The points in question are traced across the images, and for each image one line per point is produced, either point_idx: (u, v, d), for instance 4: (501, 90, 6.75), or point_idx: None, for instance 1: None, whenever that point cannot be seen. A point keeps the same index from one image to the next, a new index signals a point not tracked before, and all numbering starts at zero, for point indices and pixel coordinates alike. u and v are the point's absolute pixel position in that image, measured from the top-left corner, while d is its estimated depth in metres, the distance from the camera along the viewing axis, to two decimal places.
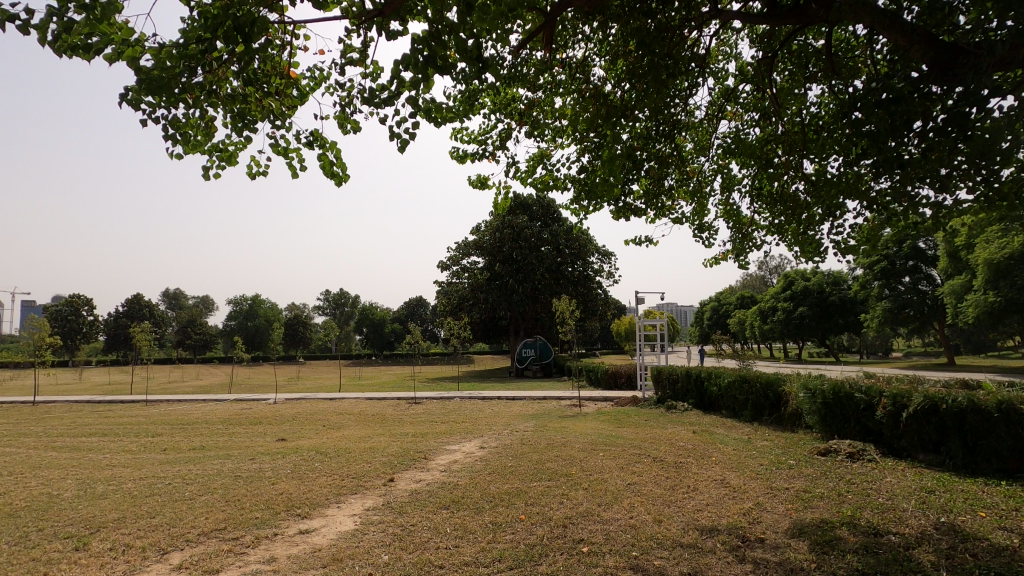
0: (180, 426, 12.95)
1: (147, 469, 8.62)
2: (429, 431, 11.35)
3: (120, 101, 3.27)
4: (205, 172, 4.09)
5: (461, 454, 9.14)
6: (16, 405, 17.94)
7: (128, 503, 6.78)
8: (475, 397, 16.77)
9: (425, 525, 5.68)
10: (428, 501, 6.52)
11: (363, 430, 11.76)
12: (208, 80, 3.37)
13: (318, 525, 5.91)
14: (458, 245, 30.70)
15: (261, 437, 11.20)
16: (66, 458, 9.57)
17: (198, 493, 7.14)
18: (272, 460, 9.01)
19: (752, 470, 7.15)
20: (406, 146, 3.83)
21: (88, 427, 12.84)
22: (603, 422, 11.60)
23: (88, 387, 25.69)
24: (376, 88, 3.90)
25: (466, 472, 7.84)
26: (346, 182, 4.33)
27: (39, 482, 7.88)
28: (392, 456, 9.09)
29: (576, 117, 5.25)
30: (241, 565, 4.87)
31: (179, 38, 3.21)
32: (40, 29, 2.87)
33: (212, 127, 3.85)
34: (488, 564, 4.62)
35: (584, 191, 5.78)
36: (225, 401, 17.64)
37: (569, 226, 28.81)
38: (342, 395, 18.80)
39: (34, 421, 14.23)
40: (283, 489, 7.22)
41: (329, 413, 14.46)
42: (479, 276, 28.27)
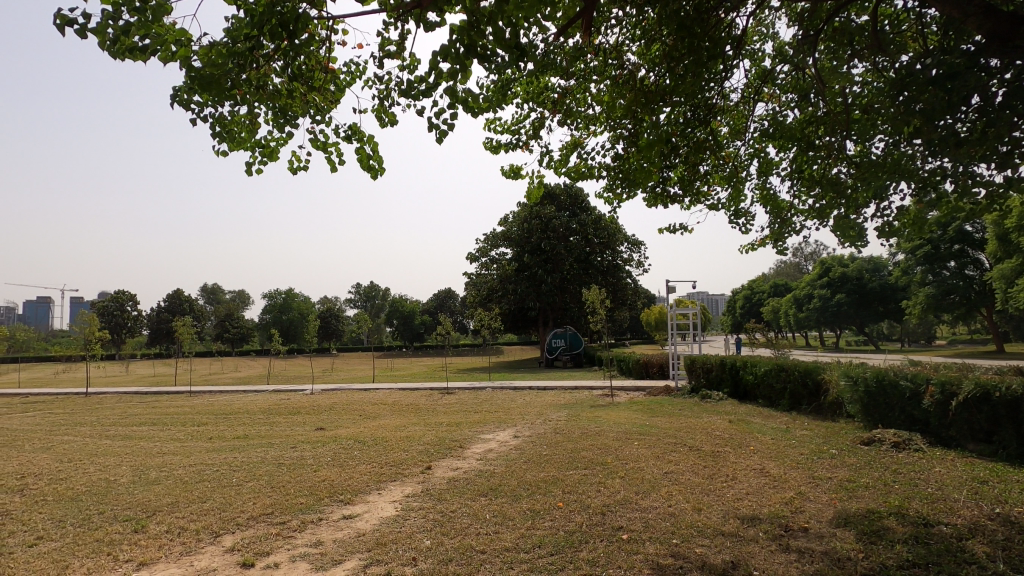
0: (224, 416, 13.41)
1: (195, 456, 8.97)
2: (463, 421, 11.46)
3: (171, 101, 3.40)
4: (248, 169, 4.16)
5: (496, 443, 9.22)
6: (71, 396, 18.88)
7: (180, 488, 7.08)
8: (506, 388, 16.88)
9: (464, 512, 5.77)
10: (466, 488, 6.63)
11: (399, 420, 11.97)
12: (253, 77, 3.44)
13: (360, 510, 6.06)
14: (486, 237, 30.81)
15: (301, 426, 11.50)
16: (121, 446, 10.04)
17: (245, 480, 7.40)
18: (313, 449, 9.26)
19: (792, 459, 7.03)
20: (444, 137, 3.84)
21: (139, 417, 13.41)
22: (636, 412, 11.53)
23: (136, 379, 26.86)
24: (413, 80, 3.90)
25: (502, 460, 7.92)
26: (382, 175, 4.35)
27: (97, 468, 8.30)
28: (428, 444, 9.22)
29: (611, 104, 5.17)
30: (290, 548, 5.05)
31: (227, 38, 3.29)
32: (97, 33, 2.97)
33: (254, 124, 3.91)
34: (528, 550, 4.68)
35: (618, 178, 5.70)
36: (264, 392, 18.19)
37: (597, 215, 28.59)
38: (376, 386, 19.16)
39: (88, 411, 14.92)
40: (324, 477, 7.42)
41: (365, 403, 14.77)
42: (507, 267, 28.30)
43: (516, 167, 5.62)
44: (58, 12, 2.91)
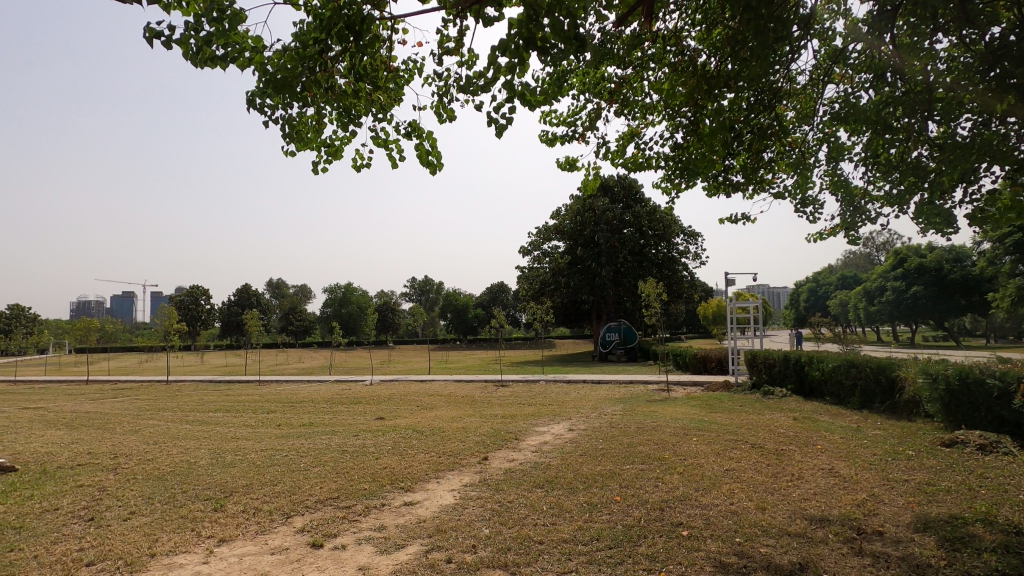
0: (291, 404, 14.07)
1: (266, 442, 9.47)
2: (518, 413, 11.56)
3: (246, 105, 3.58)
4: (315, 167, 4.29)
5: (551, 436, 9.24)
6: (154, 383, 20.33)
7: (253, 471, 7.51)
8: (560, 381, 16.88)
9: (521, 503, 5.84)
10: (523, 479, 6.70)
11: (455, 411, 12.22)
12: (321, 79, 3.58)
13: (420, 497, 6.25)
14: (538, 230, 30.78)
15: (362, 415, 11.94)
16: (199, 430, 10.75)
17: (312, 465, 7.77)
18: (374, 437, 9.60)
19: (864, 460, 6.69)
20: (503, 132, 3.82)
21: (214, 404, 14.29)
22: (694, 407, 11.27)
23: (210, 368, 28.62)
24: (472, 76, 3.92)
25: (558, 453, 7.94)
26: (441, 170, 4.35)
27: (179, 451, 8.93)
28: (484, 436, 9.36)
29: (670, 91, 5.03)
30: (355, 531, 5.26)
31: (299, 42, 3.44)
32: (182, 44, 3.17)
33: (321, 124, 4.05)
34: (586, 542, 4.68)
35: (677, 168, 5.55)
36: (326, 382, 18.96)
37: (652, 207, 27.98)
38: (432, 377, 19.57)
39: (169, 398, 16.03)
40: (386, 464, 7.67)
41: (422, 394, 15.14)
42: (560, 260, 28.18)
43: (572, 159, 5.57)
44: (147, 25, 3.10)
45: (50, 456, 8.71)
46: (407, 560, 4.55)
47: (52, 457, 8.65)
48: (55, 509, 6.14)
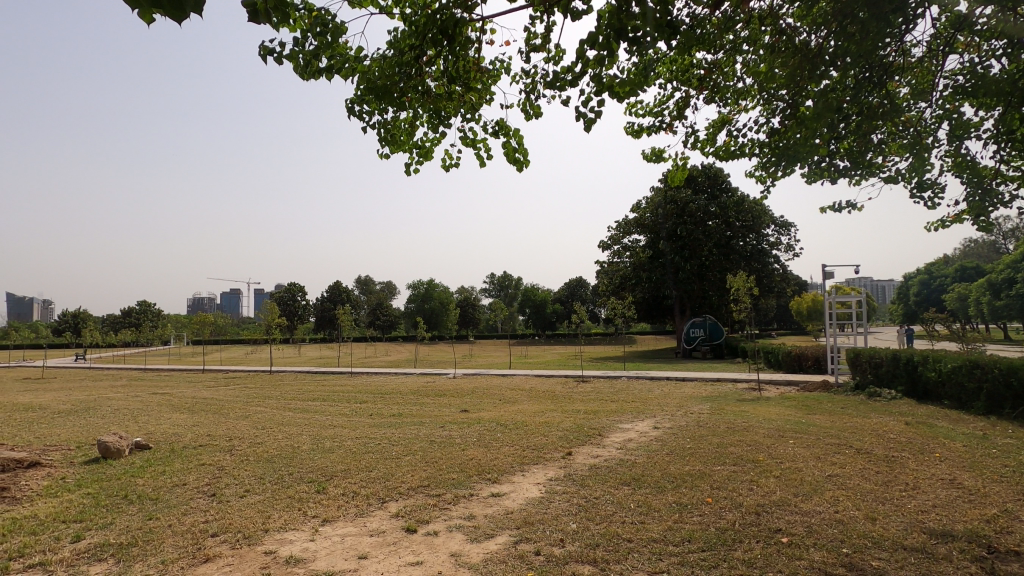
0: (381, 395, 14.80)
1: (360, 430, 10.02)
2: (600, 409, 11.45)
3: (347, 113, 3.77)
4: (407, 169, 4.36)
5: (636, 434, 9.07)
6: (260, 373, 22.11)
7: (350, 457, 7.98)
8: (643, 378, 16.54)
9: (608, 499, 5.79)
10: (608, 476, 6.63)
11: (537, 405, 12.30)
12: (414, 83, 3.69)
13: (507, 489, 6.36)
14: (618, 224, 30.24)
15: (448, 407, 12.32)
16: (301, 417, 11.60)
17: (403, 453, 8.14)
18: (460, 428, 9.89)
19: (993, 471, 6.02)
20: (591, 126, 3.66)
21: (313, 394, 15.32)
22: (790, 408, 10.64)
23: (307, 360, 30.70)
24: (559, 71, 3.86)
25: (643, 451, 7.79)
26: (528, 168, 4.20)
27: (284, 436, 9.66)
28: (566, 431, 9.35)
29: (767, 72, 4.66)
30: (446, 519, 5.46)
31: (397, 50, 3.61)
32: (292, 60, 3.38)
33: (413, 126, 4.14)
34: (677, 543, 4.57)
35: (773, 156, 5.14)
36: (412, 375, 19.77)
37: (740, 197, 26.64)
38: (513, 371, 19.83)
39: (273, 386, 17.36)
40: (472, 455, 7.87)
41: (504, 388, 15.38)
42: (641, 254, 27.54)
43: (659, 150, 5.14)
44: (260, 43, 3.27)
45: (177, 436, 9.74)
46: (497, 550, 4.65)
47: (178, 437, 9.66)
48: (183, 484, 6.84)
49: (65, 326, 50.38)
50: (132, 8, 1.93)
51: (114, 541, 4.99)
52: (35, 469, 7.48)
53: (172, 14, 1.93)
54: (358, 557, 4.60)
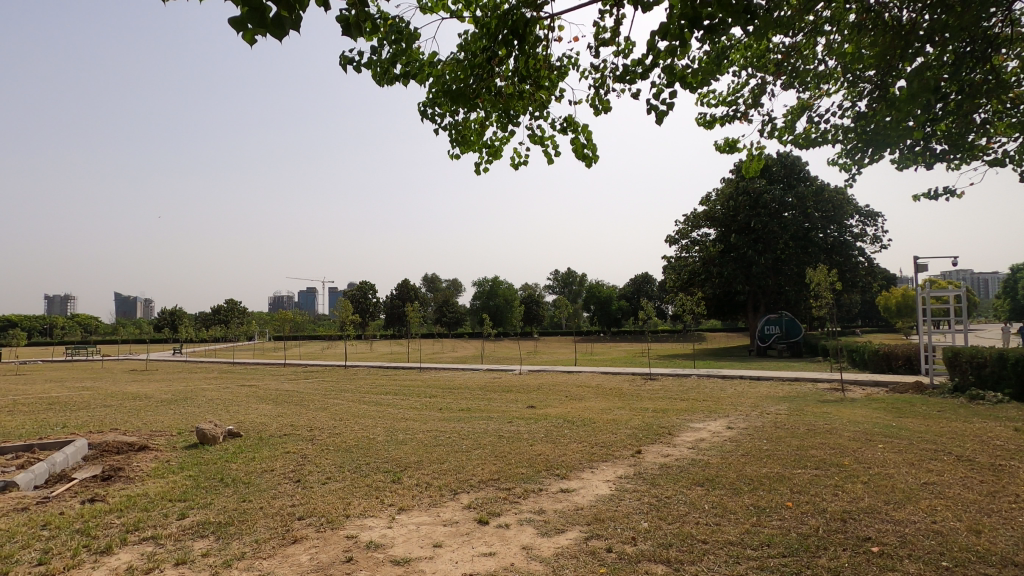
0: (449, 390, 15.17)
1: (430, 423, 10.31)
2: (669, 408, 11.19)
3: (420, 116, 3.87)
4: (478, 170, 4.34)
5: (708, 433, 8.80)
6: (337, 367, 23.22)
7: (423, 449, 8.25)
8: (714, 377, 16.00)
9: (680, 499, 5.67)
10: (681, 476, 6.49)
11: (604, 403, 12.20)
12: (485, 84, 3.74)
13: (577, 485, 6.36)
14: (687, 218, 29.36)
15: (515, 403, 12.45)
16: (375, 410, 12.10)
17: (473, 447, 8.32)
18: (527, 424, 9.97)
19: None
20: (664, 117, 3.43)
21: (386, 388, 15.93)
22: (879, 410, 9.95)
23: (379, 356, 32.04)
24: (630, 64, 3.75)
25: (716, 451, 7.56)
26: (597, 164, 3.86)
27: (360, 427, 10.10)
28: (635, 429, 9.22)
29: (852, 53, 4.34)
30: (517, 512, 5.54)
31: (472, 53, 3.71)
32: (373, 70, 3.53)
33: (483, 126, 4.17)
34: (756, 547, 4.42)
35: (858, 143, 4.77)
36: (479, 371, 20.10)
37: (819, 185, 25.13)
38: (579, 369, 19.73)
39: (349, 380, 18.19)
40: (540, 451, 7.92)
41: (570, 385, 15.35)
42: (711, 248, 26.60)
43: (732, 140, 4.84)
44: (340, 54, 3.40)
45: (264, 426, 10.43)
46: (569, 545, 4.68)
47: (265, 426, 10.34)
48: (270, 470, 7.33)
49: (163, 321, 54.95)
50: (237, 31, 2.11)
51: (213, 520, 5.42)
52: (145, 451, 8.24)
53: (273, 33, 2.08)
54: (433, 545, 4.76)
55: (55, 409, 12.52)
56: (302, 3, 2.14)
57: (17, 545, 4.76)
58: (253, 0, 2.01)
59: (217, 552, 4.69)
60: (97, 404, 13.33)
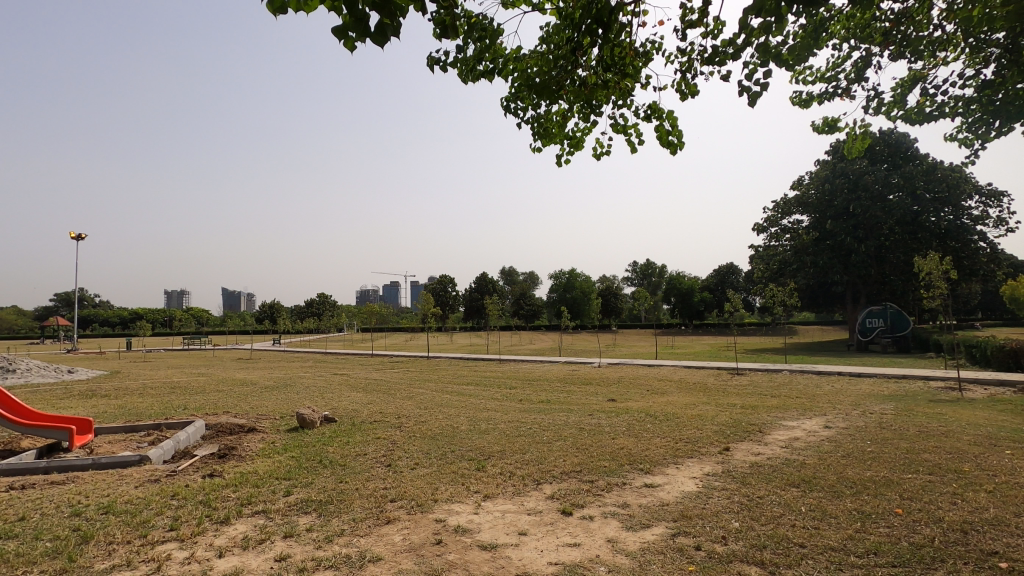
0: (529, 381, 15.33)
1: (511, 414, 10.48)
2: (759, 404, 10.65)
3: (503, 110, 3.91)
4: (560, 162, 4.30)
5: (803, 432, 8.30)
6: (420, 358, 24.09)
7: (505, 439, 8.41)
8: (809, 373, 15.06)
9: (774, 500, 5.42)
10: (774, 475, 6.19)
11: (688, 397, 11.84)
12: (569, 75, 3.71)
13: (661, 481, 6.24)
14: (777, 203, 27.71)
15: (595, 396, 12.35)
16: (457, 399, 12.47)
17: (554, 439, 8.36)
18: (608, 417, 9.88)
19: None
20: (757, 99, 3.25)
21: (467, 379, 16.34)
22: (1005, 412, 8.92)
23: (458, 347, 32.96)
24: (720, 44, 3.57)
25: (813, 451, 7.13)
26: (683, 151, 3.70)
27: (444, 416, 10.45)
28: (722, 425, 8.88)
29: (978, 15, 3.88)
30: (601, 505, 5.52)
31: (555, 45, 3.71)
32: (460, 68, 3.59)
33: (565, 118, 4.13)
34: (861, 555, 4.14)
35: (984, 115, 4.26)
36: (557, 363, 20.11)
37: (932, 163, 22.76)
38: (661, 362, 19.23)
39: (433, 371, 18.83)
40: (622, 445, 7.83)
41: (651, 379, 15.03)
42: (804, 236, 24.93)
43: (831, 119, 4.52)
44: (428, 54, 3.48)
45: (356, 412, 11.05)
46: (655, 540, 4.60)
47: (357, 413, 10.96)
48: (364, 454, 7.76)
49: (264, 314, 59.50)
50: (340, 40, 2.24)
51: (315, 498, 5.84)
52: (253, 432, 9.00)
53: (375, 40, 2.19)
54: (518, 533, 4.86)
55: (177, 392, 13.95)
56: (402, 10, 2.24)
57: (153, 511, 5.37)
58: (357, 11, 2.14)
59: (320, 528, 5.05)
60: (211, 388, 14.72)
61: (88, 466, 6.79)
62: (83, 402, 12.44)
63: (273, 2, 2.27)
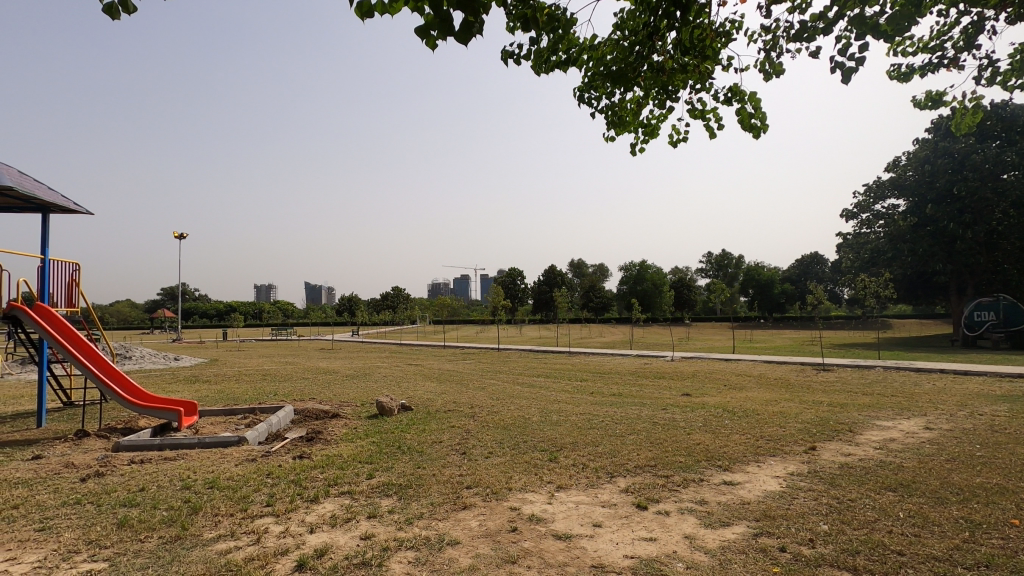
0: (600, 374, 15.22)
1: (582, 406, 10.46)
2: (848, 402, 9.99)
3: (576, 99, 3.89)
4: (634, 151, 4.21)
5: (900, 434, 7.70)
6: (491, 350, 24.52)
7: (577, 431, 8.39)
8: (907, 369, 13.94)
9: (867, 503, 5.08)
10: (867, 478, 5.80)
11: (769, 394, 11.32)
12: (646, 60, 3.63)
13: (741, 479, 6.01)
14: (868, 188, 25.79)
15: (669, 391, 12.05)
16: (528, 391, 12.59)
17: (627, 432, 8.25)
18: (682, 412, 9.62)
19: None
20: (851, 75, 3.04)
21: (537, 371, 16.46)
22: None
23: (527, 340, 33.24)
24: (809, 19, 3.36)
25: (912, 454, 6.60)
26: (766, 134, 3.52)
27: (515, 407, 10.58)
28: (808, 424, 8.42)
29: None
30: (677, 501, 5.41)
31: (632, 30, 3.64)
32: (536, 60, 3.60)
33: (639, 104, 4.04)
34: (969, 567, 3.81)
35: None
36: (628, 356, 19.81)
37: None
38: (738, 357, 18.46)
39: (504, 363, 19.08)
40: (699, 440, 7.60)
41: (729, 374, 14.46)
42: (899, 222, 23.01)
43: (935, 92, 4.13)
44: (503, 49, 3.53)
45: (431, 402, 11.41)
46: (736, 539, 4.45)
47: (432, 402, 11.31)
48: (439, 442, 8.02)
49: (343, 307, 62.65)
50: (423, 39, 2.32)
51: (395, 483, 6.10)
52: (337, 418, 9.53)
53: (459, 37, 2.24)
54: (593, 524, 4.86)
55: (268, 379, 14.98)
56: (484, 7, 2.28)
57: (251, 488, 5.83)
58: (441, 11, 2.20)
59: (401, 510, 5.28)
60: (298, 376, 15.70)
61: (194, 444, 7.44)
62: (189, 387, 13.67)
63: (361, 7, 2.39)
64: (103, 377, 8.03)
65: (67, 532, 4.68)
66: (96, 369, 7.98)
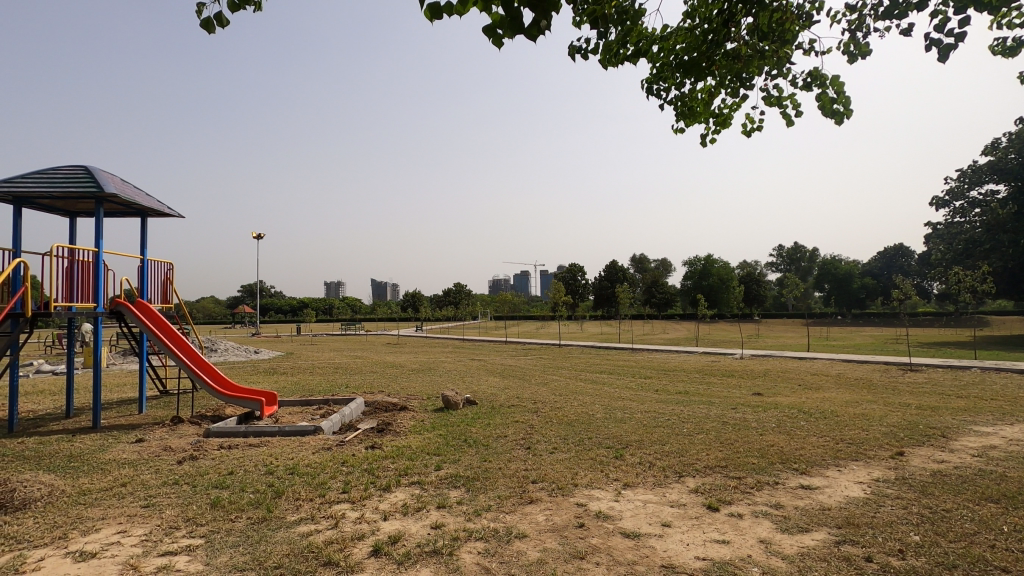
0: (665, 372, 14.86)
1: (647, 404, 10.28)
2: (941, 405, 9.27)
3: (645, 91, 3.80)
4: (705, 142, 4.06)
5: (1001, 440, 7.07)
6: (552, 346, 24.52)
7: (642, 429, 8.26)
8: (1010, 371, 12.75)
9: (964, 514, 4.71)
10: (964, 487, 5.36)
11: (849, 394, 10.69)
12: (719, 47, 3.50)
13: (820, 484, 5.72)
14: (962, 173, 23.75)
15: (739, 389, 11.63)
16: (590, 387, 12.52)
17: (695, 432, 8.02)
18: (754, 412, 9.26)
19: None
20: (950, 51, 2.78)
21: (600, 367, 16.31)
22: None
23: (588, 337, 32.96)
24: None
25: (1017, 463, 6.05)
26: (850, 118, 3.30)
27: (578, 403, 10.54)
28: (894, 427, 7.89)
29: None
30: (751, 503, 5.22)
31: (704, 18, 3.52)
32: (604, 54, 3.55)
33: (710, 94, 3.91)
34: None
35: None
36: (694, 354, 19.25)
37: None
38: (813, 355, 17.52)
39: (566, 359, 19.05)
40: (772, 442, 7.30)
41: (804, 373, 13.76)
42: (999, 210, 21.06)
43: None
44: (570, 45, 3.51)
45: (494, 397, 11.55)
46: (816, 546, 4.25)
47: (496, 397, 11.45)
48: (504, 436, 8.12)
49: (407, 303, 64.46)
50: (492, 37, 2.38)
51: (462, 475, 6.24)
52: (405, 410, 9.84)
53: (525, 35, 2.26)
54: (662, 524, 4.78)
55: (339, 372, 15.68)
56: (551, 8, 2.27)
57: (328, 475, 6.13)
58: (509, 10, 2.23)
59: (469, 502, 5.40)
60: (368, 370, 16.32)
61: (275, 433, 7.90)
62: (268, 378, 14.52)
63: (432, 9, 2.48)
64: (194, 368, 8.67)
65: (168, 509, 5.11)
66: (188, 360, 8.62)
